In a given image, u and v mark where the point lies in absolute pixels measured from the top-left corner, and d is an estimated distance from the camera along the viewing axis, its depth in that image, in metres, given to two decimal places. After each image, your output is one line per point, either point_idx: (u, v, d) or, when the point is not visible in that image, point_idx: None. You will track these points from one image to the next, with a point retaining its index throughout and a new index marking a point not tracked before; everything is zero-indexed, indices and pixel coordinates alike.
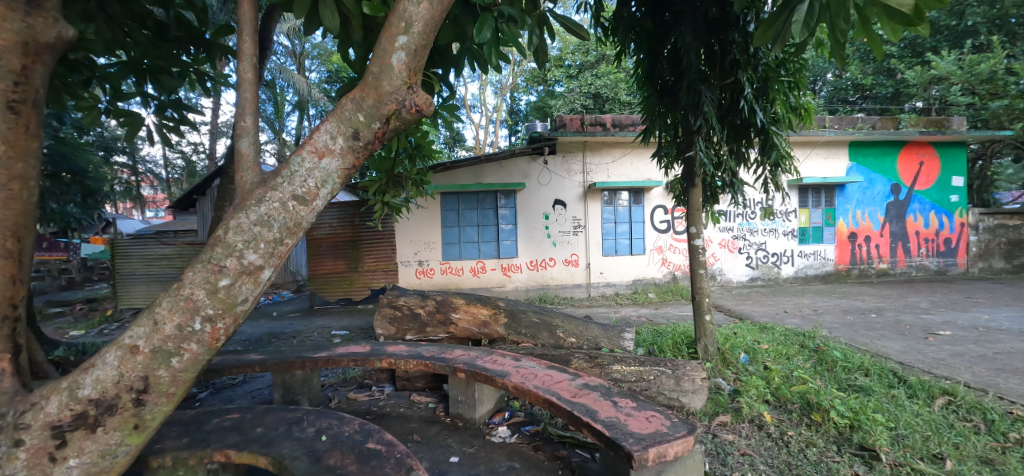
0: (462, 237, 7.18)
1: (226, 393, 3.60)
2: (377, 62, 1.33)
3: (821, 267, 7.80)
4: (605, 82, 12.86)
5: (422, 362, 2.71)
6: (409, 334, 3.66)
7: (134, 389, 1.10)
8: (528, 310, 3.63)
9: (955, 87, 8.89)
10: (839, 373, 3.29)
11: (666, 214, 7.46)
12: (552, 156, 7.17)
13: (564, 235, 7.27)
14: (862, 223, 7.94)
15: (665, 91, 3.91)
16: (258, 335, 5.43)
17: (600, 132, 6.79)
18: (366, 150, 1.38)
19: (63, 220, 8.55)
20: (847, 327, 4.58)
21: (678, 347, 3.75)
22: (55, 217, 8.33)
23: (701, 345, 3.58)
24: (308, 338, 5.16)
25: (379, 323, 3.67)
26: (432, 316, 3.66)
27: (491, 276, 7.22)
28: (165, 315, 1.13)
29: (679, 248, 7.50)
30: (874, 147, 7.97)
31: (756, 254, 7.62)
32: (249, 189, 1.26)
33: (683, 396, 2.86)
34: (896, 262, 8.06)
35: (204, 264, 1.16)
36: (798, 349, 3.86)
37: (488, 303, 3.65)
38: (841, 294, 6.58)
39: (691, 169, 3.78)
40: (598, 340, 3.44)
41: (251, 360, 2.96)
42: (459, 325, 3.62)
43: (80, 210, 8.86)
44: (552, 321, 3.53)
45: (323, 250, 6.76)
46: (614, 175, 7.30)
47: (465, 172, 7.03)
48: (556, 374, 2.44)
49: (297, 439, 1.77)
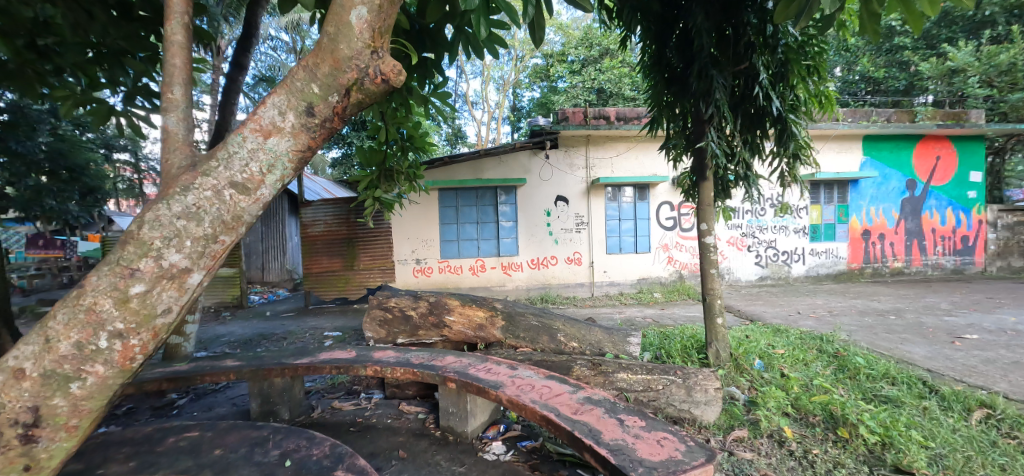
0: (460, 234, 6.95)
1: (206, 399, 3.40)
2: (333, 20, 1.10)
3: (833, 266, 7.52)
4: (609, 77, 12.57)
5: (409, 370, 2.49)
6: (400, 337, 3.44)
7: (21, 423, 0.88)
8: (526, 311, 3.40)
9: (972, 79, 8.67)
10: (862, 382, 3.05)
11: (672, 210, 7.18)
12: (554, 150, 6.93)
13: (566, 233, 7.03)
14: (876, 220, 7.64)
15: (674, 79, 3.70)
16: (248, 336, 5.23)
17: (603, 126, 6.54)
18: (324, 126, 1.16)
19: (62, 217, 8.36)
20: (865, 330, 4.32)
21: (687, 352, 3.51)
22: (54, 214, 8.10)
23: (713, 350, 3.34)
24: (299, 340, 4.96)
25: (367, 325, 3.45)
26: (424, 319, 3.43)
27: (490, 275, 6.99)
28: (59, 330, 0.90)
29: (686, 245, 7.23)
30: (889, 141, 7.66)
31: (766, 252, 7.35)
32: (175, 174, 1.03)
33: (695, 408, 2.61)
34: (911, 261, 7.75)
35: (111, 268, 0.94)
36: (816, 354, 3.61)
37: (484, 305, 3.42)
38: (856, 294, 6.30)
39: (702, 161, 3.52)
40: (602, 345, 3.20)
41: (226, 367, 2.74)
42: (453, 328, 3.39)
43: (81, 209, 8.69)
44: (552, 324, 3.29)
45: (318, 248, 6.60)
46: (618, 170, 7.05)
47: (464, 167, 6.80)
48: (555, 386, 2.20)
49: (258, 464, 1.55)
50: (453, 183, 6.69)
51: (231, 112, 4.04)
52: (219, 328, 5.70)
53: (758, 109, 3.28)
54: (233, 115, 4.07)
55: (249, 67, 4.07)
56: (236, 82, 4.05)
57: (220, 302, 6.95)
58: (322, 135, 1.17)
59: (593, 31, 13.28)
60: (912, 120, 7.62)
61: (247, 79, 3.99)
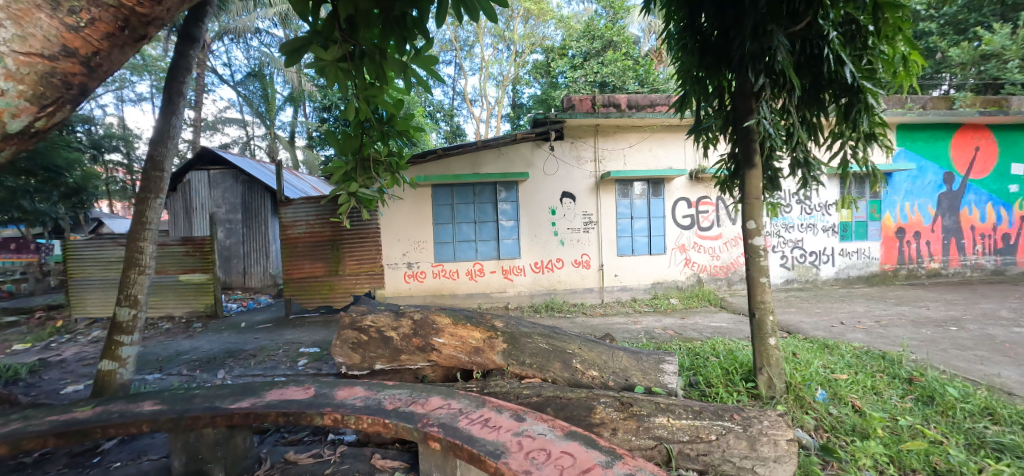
0: (457, 235, 6.31)
1: (138, 442, 2.76)
2: None
3: (864, 267, 6.87)
4: (612, 70, 11.85)
5: (378, 421, 1.84)
6: (378, 363, 2.80)
7: None
8: (533, 331, 2.75)
9: (1012, 63, 7.96)
10: (960, 422, 2.42)
11: (689, 208, 6.52)
12: (559, 141, 6.27)
13: (573, 233, 6.37)
14: (911, 217, 6.99)
15: (707, 48, 3.10)
16: (213, 353, 4.59)
17: (614, 114, 5.88)
18: (99, 6, 0.91)
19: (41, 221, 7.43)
20: (930, 347, 3.66)
21: (730, 380, 2.90)
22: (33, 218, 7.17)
23: (764, 377, 2.74)
24: (269, 360, 4.31)
25: (338, 350, 2.81)
26: (407, 341, 2.78)
27: (490, 279, 6.33)
28: None
29: (704, 246, 6.57)
30: (924, 131, 7.01)
31: (793, 253, 6.71)
32: None
33: (761, 466, 1.95)
34: (948, 262, 7.10)
35: None
36: (887, 381, 2.97)
37: (481, 324, 2.76)
38: (898, 299, 5.64)
39: (749, 144, 2.84)
40: (630, 374, 2.55)
41: (141, 413, 2.06)
42: (444, 352, 2.75)
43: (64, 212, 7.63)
44: (566, 348, 2.65)
45: (299, 251, 5.96)
46: (631, 164, 6.39)
47: (459, 160, 6.14)
48: (581, 454, 1.53)
49: None
50: (449, 177, 6.02)
51: (180, 92, 3.39)
52: (183, 344, 5.04)
53: (817, 81, 2.69)
54: (183, 96, 3.43)
55: (201, 39, 3.46)
56: (185, 58, 3.41)
57: (192, 312, 6.38)
58: (99, 23, 0.93)
59: (595, 23, 12.58)
60: (950, 107, 6.87)
61: (198, 55, 3.37)
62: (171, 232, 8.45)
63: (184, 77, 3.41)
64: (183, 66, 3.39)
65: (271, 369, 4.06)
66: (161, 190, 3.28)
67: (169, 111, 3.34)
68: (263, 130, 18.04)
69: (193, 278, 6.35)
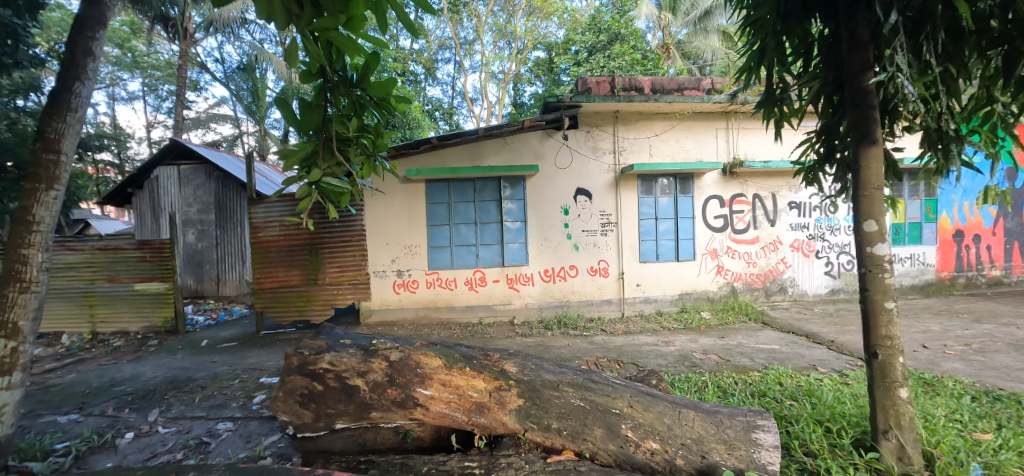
0: (454, 238, 5.47)
1: None
2: None
3: (918, 274, 6.05)
4: (620, 64, 10.93)
5: None
6: (339, 423, 1.97)
7: None
8: (561, 380, 1.93)
9: None
10: None
11: (722, 207, 5.69)
12: (574, 130, 5.47)
13: (589, 236, 5.53)
14: (970, 217, 6.17)
15: None
16: (154, 384, 3.73)
17: (638, 97, 5.03)
18: None
19: None
20: None
21: (839, 450, 2.05)
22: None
23: (893, 443, 1.91)
24: (219, 395, 3.45)
25: (281, 405, 1.96)
26: (380, 395, 1.93)
27: (493, 289, 5.49)
28: None
29: (739, 251, 5.73)
30: None
31: (839, 259, 5.88)
32: None
33: None
34: (1011, 269, 6.26)
35: None
36: None
37: (486, 368, 1.95)
38: (972, 314, 4.82)
39: (869, 111, 1.97)
40: (707, 445, 1.72)
41: None
42: (432, 410, 1.90)
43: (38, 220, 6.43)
44: (609, 406, 1.82)
45: (272, 256, 5.12)
46: (657, 155, 5.58)
47: (458, 152, 5.33)
48: None
49: None
50: (445, 171, 5.19)
51: (88, 51, 2.41)
52: (126, 369, 4.18)
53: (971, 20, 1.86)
54: (93, 58, 2.46)
55: None
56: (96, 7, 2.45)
57: (149, 327, 5.54)
58: None
59: (601, 16, 11.80)
60: None
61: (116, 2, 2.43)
62: (137, 235, 7.61)
63: (96, 32, 2.45)
64: (95, 17, 2.44)
65: (217, 409, 3.20)
66: (56, 181, 2.35)
67: (70, 74, 2.36)
68: (253, 128, 17.17)
69: (150, 288, 5.50)
